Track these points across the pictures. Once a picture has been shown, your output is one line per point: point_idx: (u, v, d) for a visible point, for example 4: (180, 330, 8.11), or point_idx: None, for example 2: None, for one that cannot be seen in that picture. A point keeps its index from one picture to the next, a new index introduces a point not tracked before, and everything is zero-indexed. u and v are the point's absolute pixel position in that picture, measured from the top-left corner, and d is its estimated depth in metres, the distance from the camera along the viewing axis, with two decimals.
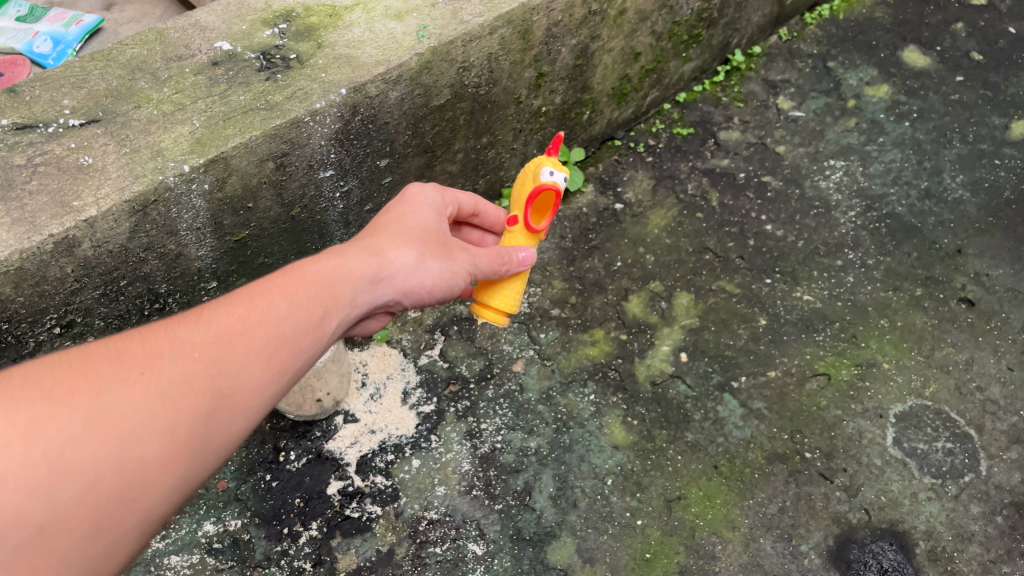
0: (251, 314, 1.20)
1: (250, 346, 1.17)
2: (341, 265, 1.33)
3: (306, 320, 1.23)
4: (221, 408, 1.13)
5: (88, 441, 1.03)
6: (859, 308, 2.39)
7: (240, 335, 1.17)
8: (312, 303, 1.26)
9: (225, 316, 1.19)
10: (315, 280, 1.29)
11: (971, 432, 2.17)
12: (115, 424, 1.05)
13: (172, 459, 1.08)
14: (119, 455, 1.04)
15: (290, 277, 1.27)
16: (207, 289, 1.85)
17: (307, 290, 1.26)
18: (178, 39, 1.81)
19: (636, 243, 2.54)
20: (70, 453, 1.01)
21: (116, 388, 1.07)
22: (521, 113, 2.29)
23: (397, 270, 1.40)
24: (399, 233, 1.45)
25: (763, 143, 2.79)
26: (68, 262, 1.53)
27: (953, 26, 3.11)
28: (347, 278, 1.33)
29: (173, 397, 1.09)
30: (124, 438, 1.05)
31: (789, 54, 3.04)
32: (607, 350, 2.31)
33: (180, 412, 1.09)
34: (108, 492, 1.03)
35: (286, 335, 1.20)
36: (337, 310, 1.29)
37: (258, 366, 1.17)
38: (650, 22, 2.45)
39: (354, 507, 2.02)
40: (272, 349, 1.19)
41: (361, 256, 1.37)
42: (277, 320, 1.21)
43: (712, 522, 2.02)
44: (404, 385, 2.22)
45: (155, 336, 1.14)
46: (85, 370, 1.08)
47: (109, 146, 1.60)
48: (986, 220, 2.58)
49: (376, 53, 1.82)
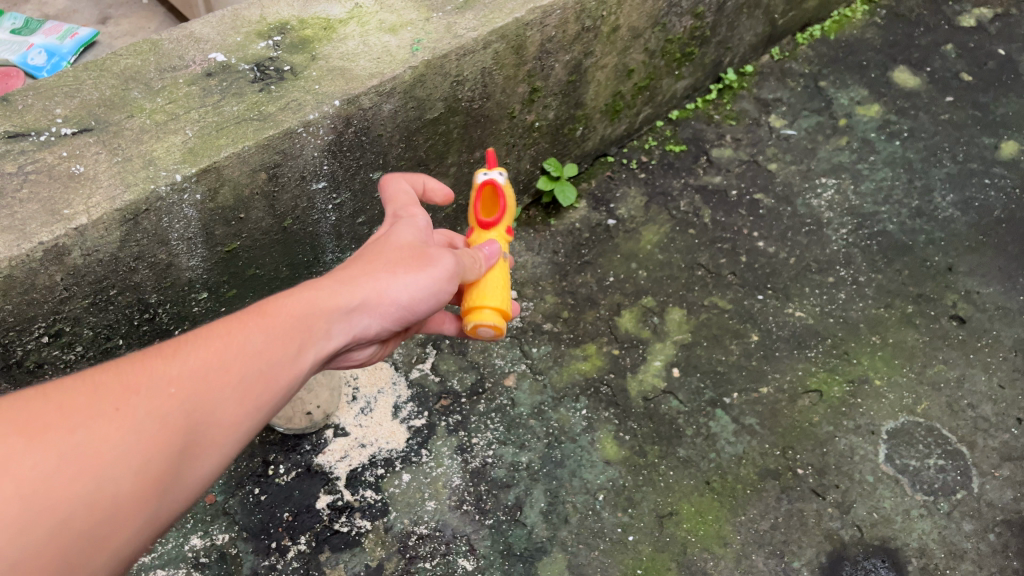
0: (228, 348, 1.19)
1: (225, 380, 1.16)
2: (317, 297, 1.29)
3: (281, 356, 1.22)
4: (195, 442, 1.13)
5: (63, 477, 1.01)
6: (850, 325, 2.39)
7: (215, 369, 1.16)
8: (289, 337, 1.24)
9: (201, 351, 1.17)
10: (292, 313, 1.26)
11: (963, 449, 2.17)
12: (89, 460, 1.03)
13: (145, 495, 1.06)
14: (93, 491, 1.02)
15: (267, 311, 1.25)
16: (197, 300, 1.84)
17: (283, 323, 1.25)
18: (172, 50, 1.81)
19: (628, 259, 2.54)
20: (43, 488, 0.99)
21: (92, 422, 1.06)
22: (514, 127, 2.30)
23: (372, 301, 1.34)
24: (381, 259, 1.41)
25: (755, 161, 2.80)
26: (57, 270, 1.52)
27: (942, 47, 3.15)
28: (327, 311, 1.30)
29: (147, 432, 1.08)
30: (100, 473, 1.03)
31: (780, 73, 3.07)
32: (599, 365, 2.30)
33: (156, 447, 1.08)
34: (81, 529, 1.01)
35: (260, 372, 1.19)
36: (314, 344, 1.27)
37: (233, 401, 1.16)
38: (643, 39, 2.47)
39: (343, 522, 2.01)
40: (247, 385, 1.18)
41: (336, 287, 1.32)
42: (254, 355, 1.20)
43: (703, 539, 2.01)
44: (394, 399, 2.21)
45: (130, 369, 1.13)
46: (59, 405, 1.06)
47: (101, 155, 1.60)
48: (976, 239, 2.60)
49: (370, 65, 1.83)
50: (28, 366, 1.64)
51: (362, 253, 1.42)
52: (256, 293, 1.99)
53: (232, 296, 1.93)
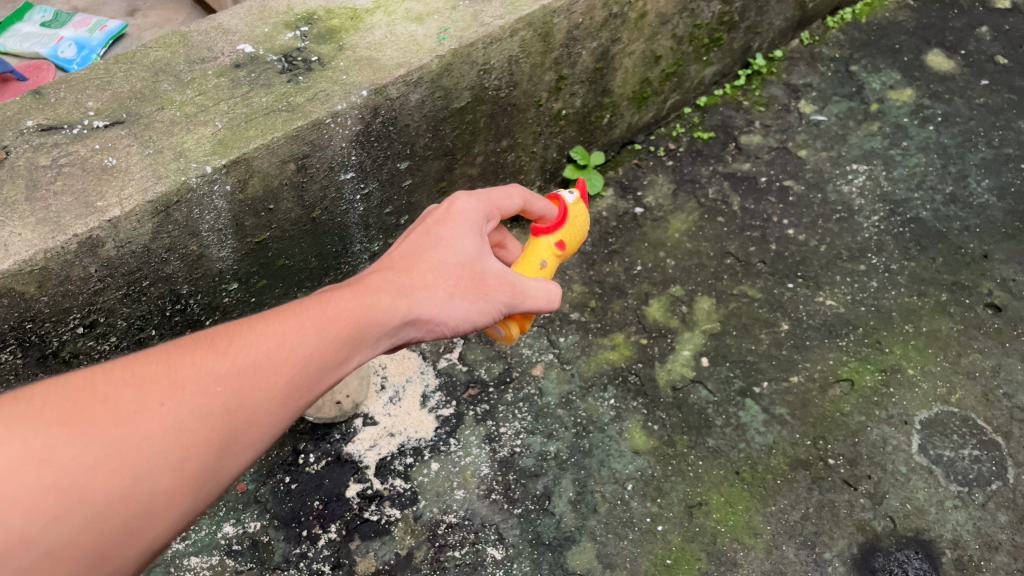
0: (278, 348, 1.18)
1: (271, 382, 1.16)
2: (373, 302, 1.29)
3: (328, 360, 1.22)
4: (237, 441, 1.13)
5: (101, 470, 1.02)
6: (882, 314, 2.36)
7: (263, 369, 1.16)
8: (337, 342, 1.23)
9: (251, 349, 1.18)
10: (346, 317, 1.26)
11: (998, 439, 2.13)
12: (129, 455, 1.04)
13: (182, 492, 1.07)
14: (130, 486, 1.03)
15: (321, 311, 1.25)
16: (228, 291, 1.85)
17: (334, 326, 1.24)
18: (201, 42, 1.82)
19: (656, 247, 2.53)
20: (81, 479, 1.01)
21: (135, 417, 1.07)
22: (541, 116, 2.29)
23: (426, 310, 1.35)
24: (436, 265, 1.39)
25: (785, 147, 2.77)
26: (91, 261, 1.54)
27: (977, 30, 3.08)
28: (378, 316, 1.29)
29: (189, 430, 1.09)
30: (137, 469, 1.04)
31: (810, 58, 3.02)
32: (627, 354, 2.29)
33: (196, 445, 1.09)
34: (114, 522, 1.02)
35: (306, 376, 1.19)
36: (361, 349, 1.26)
37: (277, 403, 1.16)
38: (671, 25, 2.44)
39: (372, 510, 2.02)
40: (292, 388, 1.18)
41: (393, 294, 1.32)
42: (301, 358, 1.19)
43: (733, 529, 2.00)
44: (423, 389, 2.21)
45: (181, 363, 1.14)
46: (106, 396, 1.08)
47: (133, 148, 1.61)
48: (1012, 226, 2.54)
49: (397, 55, 1.83)
50: (64, 357, 1.67)
51: (419, 252, 1.39)
52: (285, 283, 2.00)
53: (262, 287, 1.94)
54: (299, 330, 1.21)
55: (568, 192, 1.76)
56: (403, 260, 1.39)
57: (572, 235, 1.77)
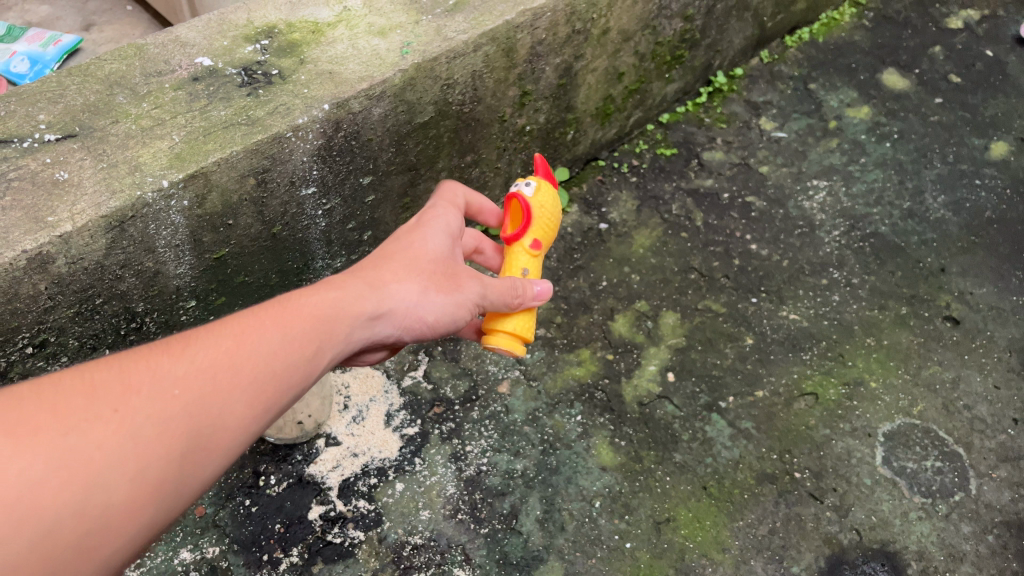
0: (239, 346, 1.16)
1: (235, 382, 1.13)
2: (340, 298, 1.29)
3: (295, 358, 1.20)
4: (200, 447, 1.09)
5: (50, 484, 0.98)
6: (845, 327, 2.38)
7: (226, 370, 1.14)
8: (304, 337, 1.22)
9: (211, 350, 1.14)
10: (312, 313, 1.25)
11: (959, 451, 2.16)
12: (80, 468, 1.00)
13: (140, 505, 1.03)
14: (82, 501, 0.99)
15: (286, 309, 1.23)
16: (185, 308, 1.80)
17: (300, 322, 1.22)
18: (158, 54, 1.78)
19: (621, 263, 2.53)
20: (29, 496, 0.96)
21: (86, 425, 1.03)
22: (505, 131, 2.28)
23: (398, 304, 1.35)
24: (401, 262, 1.40)
25: (747, 164, 2.80)
26: (41, 278, 1.49)
27: (930, 49, 3.16)
28: (344, 310, 1.28)
29: (147, 436, 1.05)
30: (91, 482, 1.00)
31: (770, 76, 3.06)
32: (594, 370, 2.28)
33: (156, 452, 1.05)
34: (65, 539, 0.97)
35: (272, 373, 1.17)
36: (331, 344, 1.25)
37: (243, 404, 1.13)
38: (633, 42, 2.46)
39: (336, 532, 1.97)
40: (260, 388, 1.15)
41: (361, 289, 1.33)
42: (267, 356, 1.17)
43: (701, 545, 1.99)
44: (387, 408, 2.17)
45: (135, 366, 1.10)
46: (53, 407, 1.03)
47: (86, 162, 1.57)
48: (968, 239, 2.59)
49: (359, 69, 1.81)
50: (12, 377, 1.61)
51: (386, 255, 1.41)
52: (245, 301, 1.95)
53: (221, 304, 1.89)
54: (263, 327, 1.19)
55: (525, 185, 1.66)
56: (370, 262, 1.40)
57: (546, 225, 1.71)
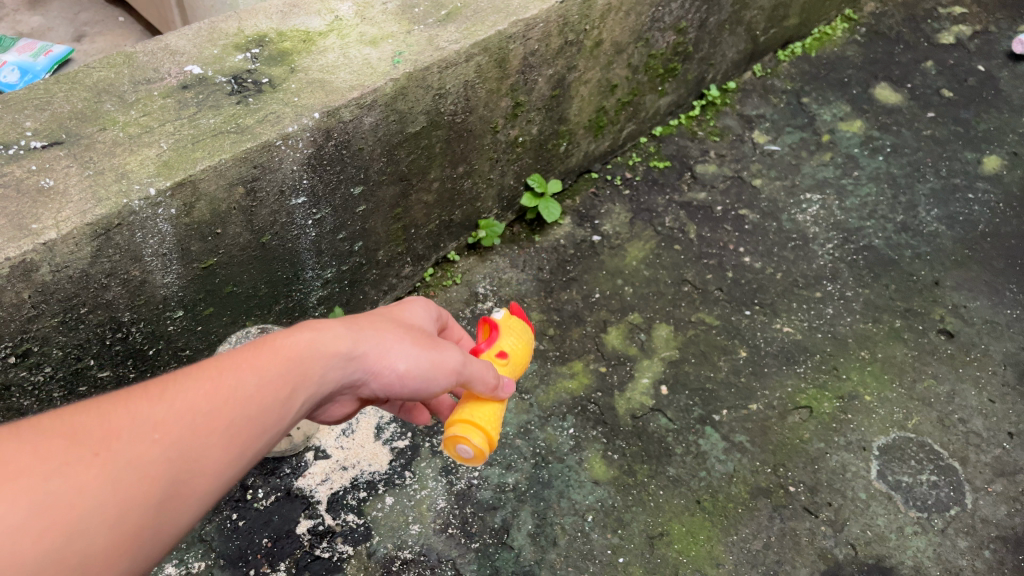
0: (216, 388, 1.01)
1: (213, 427, 0.98)
2: (319, 337, 1.12)
3: (274, 402, 1.04)
4: (179, 494, 0.94)
5: (31, 529, 0.83)
6: (839, 340, 2.37)
7: (203, 413, 0.98)
8: (283, 381, 1.06)
9: (191, 390, 0.99)
10: (292, 353, 1.08)
11: (955, 464, 2.14)
12: (63, 513, 0.85)
13: (116, 556, 0.88)
14: (63, 548, 0.84)
15: (263, 348, 1.07)
16: (172, 319, 1.77)
17: (278, 364, 1.06)
18: (147, 62, 1.77)
19: (614, 275, 2.51)
20: (7, 546, 0.80)
21: (64, 467, 0.87)
22: (498, 142, 2.27)
23: (379, 353, 1.16)
24: (384, 314, 1.23)
25: (740, 176, 2.79)
26: (25, 286, 1.47)
27: (922, 64, 3.18)
28: (324, 353, 1.11)
29: (125, 483, 0.90)
30: (73, 528, 0.85)
31: (763, 90, 3.07)
32: (586, 383, 2.26)
33: (133, 500, 0.90)
34: None
35: (251, 419, 1.01)
36: (308, 391, 1.08)
37: (221, 450, 0.98)
38: (626, 54, 2.46)
39: (324, 547, 1.94)
40: (238, 432, 1.00)
41: (341, 329, 1.15)
42: (246, 399, 1.02)
43: (695, 560, 1.96)
44: (377, 420, 2.14)
45: (106, 408, 0.95)
46: (31, 448, 0.88)
47: (72, 169, 1.55)
48: (962, 253, 2.59)
49: (350, 78, 1.80)
50: None
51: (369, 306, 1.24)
52: (234, 312, 1.92)
53: (209, 315, 1.85)
54: (240, 369, 1.04)
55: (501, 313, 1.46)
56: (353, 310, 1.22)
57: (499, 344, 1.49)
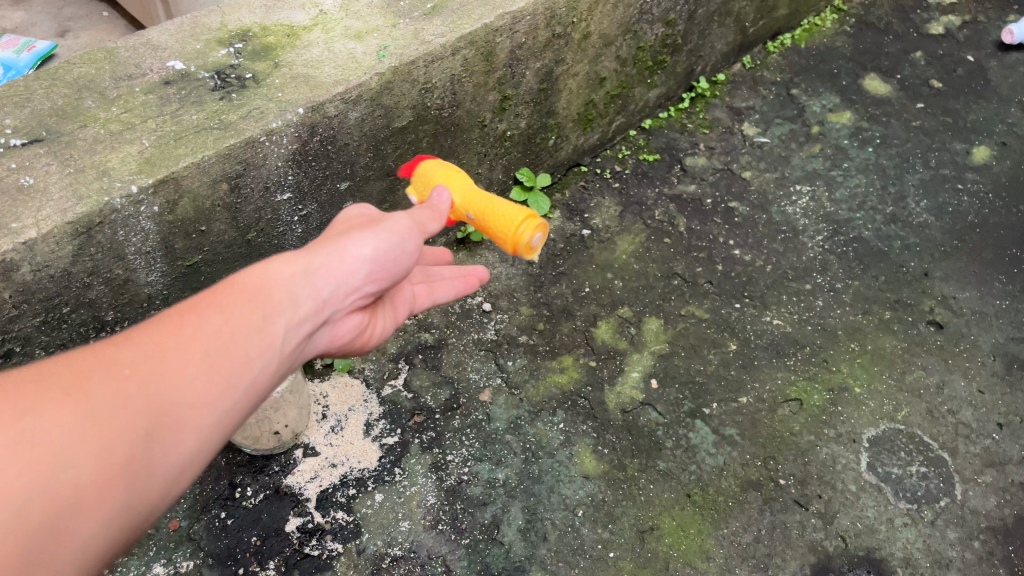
0: (182, 324, 1.02)
1: (186, 357, 0.99)
2: (273, 269, 1.13)
3: (244, 330, 1.05)
4: (165, 424, 0.95)
5: (13, 468, 0.84)
6: (828, 333, 2.37)
7: (172, 346, 0.99)
8: (246, 312, 1.07)
9: (154, 331, 1.00)
10: (250, 288, 1.10)
11: (944, 456, 2.14)
12: (42, 447, 0.86)
13: (112, 484, 0.90)
14: (50, 481, 0.85)
15: (221, 288, 1.09)
16: (157, 317, 1.76)
17: (239, 297, 1.08)
18: (129, 58, 1.75)
19: (603, 269, 2.51)
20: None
21: (43, 407, 0.89)
22: (485, 136, 2.26)
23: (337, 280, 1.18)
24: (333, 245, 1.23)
25: (729, 169, 2.79)
26: (5, 286, 1.45)
27: (911, 55, 3.17)
28: (279, 282, 1.13)
29: (106, 415, 0.91)
30: (57, 461, 0.86)
31: (752, 82, 3.06)
32: (576, 377, 2.25)
33: (115, 429, 0.91)
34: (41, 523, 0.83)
35: (222, 346, 1.02)
36: (275, 315, 1.10)
37: (199, 378, 0.99)
38: (614, 47, 2.44)
39: (313, 545, 1.93)
40: (214, 362, 1.01)
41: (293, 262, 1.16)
42: (212, 331, 1.03)
43: (685, 554, 1.96)
44: (366, 417, 2.14)
45: (75, 363, 0.96)
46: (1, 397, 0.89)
47: (52, 167, 1.53)
48: (951, 244, 2.59)
49: (335, 72, 1.78)
50: None
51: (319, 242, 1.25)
52: None
53: None
54: (198, 300, 1.06)
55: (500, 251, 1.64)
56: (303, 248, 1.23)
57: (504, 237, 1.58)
